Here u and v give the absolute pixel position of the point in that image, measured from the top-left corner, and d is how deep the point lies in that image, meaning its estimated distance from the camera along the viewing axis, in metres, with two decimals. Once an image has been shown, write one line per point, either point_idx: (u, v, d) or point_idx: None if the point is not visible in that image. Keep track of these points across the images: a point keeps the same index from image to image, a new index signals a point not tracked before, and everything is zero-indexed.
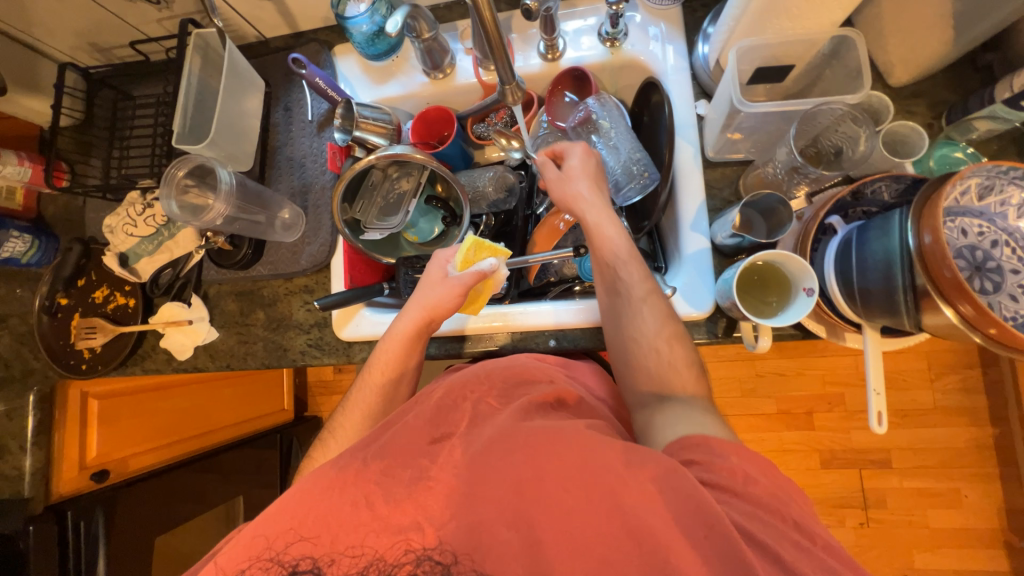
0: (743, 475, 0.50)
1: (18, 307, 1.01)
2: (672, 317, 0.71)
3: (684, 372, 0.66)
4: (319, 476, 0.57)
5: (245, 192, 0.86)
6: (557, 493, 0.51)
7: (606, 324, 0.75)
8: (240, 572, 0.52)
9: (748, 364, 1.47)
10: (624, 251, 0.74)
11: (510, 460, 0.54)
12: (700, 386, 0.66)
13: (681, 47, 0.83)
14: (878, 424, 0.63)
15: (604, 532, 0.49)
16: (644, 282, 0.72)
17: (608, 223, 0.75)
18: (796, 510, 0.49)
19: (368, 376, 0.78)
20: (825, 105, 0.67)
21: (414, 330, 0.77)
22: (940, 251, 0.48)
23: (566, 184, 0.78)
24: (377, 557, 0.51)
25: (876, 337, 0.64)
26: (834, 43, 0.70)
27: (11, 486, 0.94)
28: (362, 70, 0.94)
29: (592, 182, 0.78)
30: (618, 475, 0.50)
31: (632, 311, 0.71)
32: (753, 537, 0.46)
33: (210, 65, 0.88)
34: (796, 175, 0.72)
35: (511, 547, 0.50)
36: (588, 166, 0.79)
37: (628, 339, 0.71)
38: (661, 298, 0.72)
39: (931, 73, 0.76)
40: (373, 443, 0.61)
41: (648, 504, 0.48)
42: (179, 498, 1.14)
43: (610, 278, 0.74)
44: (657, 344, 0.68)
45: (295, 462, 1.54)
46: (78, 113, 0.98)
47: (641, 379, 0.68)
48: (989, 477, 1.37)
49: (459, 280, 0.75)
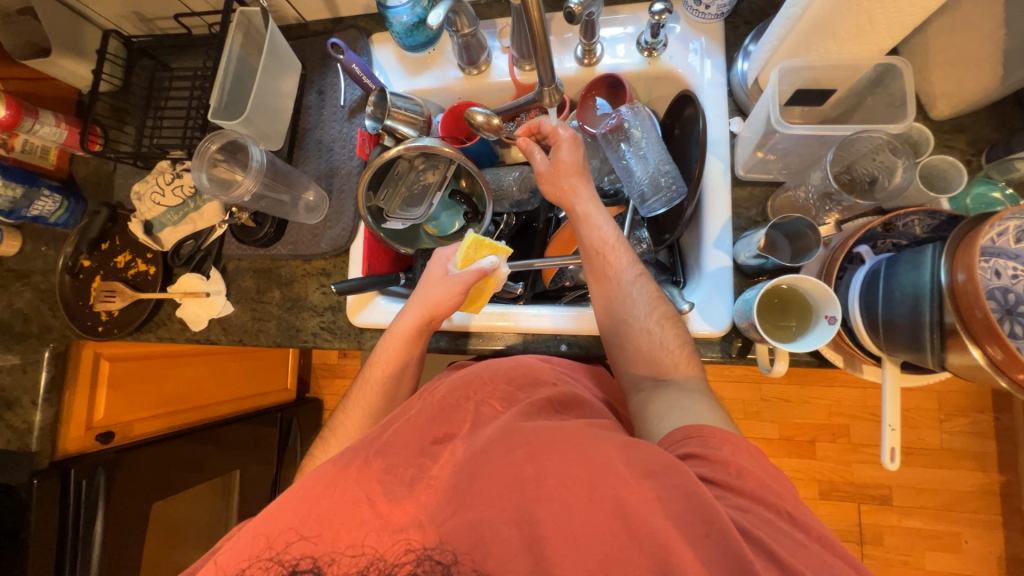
0: (737, 467, 0.52)
1: (42, 265, 1.03)
2: (661, 297, 0.73)
3: (676, 350, 0.69)
4: (322, 472, 0.57)
5: (274, 171, 0.87)
6: (556, 492, 0.51)
7: (597, 312, 0.76)
8: (240, 572, 0.53)
9: (754, 387, 1.45)
10: (613, 238, 0.76)
11: (509, 459, 0.54)
12: (692, 363, 0.68)
13: (720, 62, 0.83)
14: (890, 460, 0.62)
15: (605, 534, 0.48)
16: (633, 266, 0.75)
17: (596, 212, 0.77)
18: (788, 502, 0.50)
19: (370, 371, 0.78)
20: (866, 133, 0.66)
21: (415, 328, 0.77)
22: (974, 290, 0.47)
23: (558, 177, 0.79)
24: (377, 557, 0.52)
25: (895, 371, 0.63)
26: (879, 71, 0.69)
27: (19, 439, 0.95)
28: (398, 60, 0.95)
29: (583, 172, 0.79)
30: (618, 474, 0.50)
31: (624, 297, 0.73)
32: (748, 533, 0.46)
33: (250, 43, 0.89)
34: (828, 201, 0.72)
35: (512, 543, 0.50)
36: (577, 158, 0.78)
37: (621, 325, 0.72)
38: (650, 280, 0.74)
39: (974, 109, 0.75)
40: (375, 441, 0.61)
41: (647, 506, 0.48)
42: (180, 466, 1.15)
43: (600, 267, 0.76)
44: (648, 326, 0.70)
45: (293, 442, 1.56)
46: (117, 80, 1.00)
47: (636, 363, 0.70)
48: (991, 523, 1.34)
49: (459, 279, 0.75)
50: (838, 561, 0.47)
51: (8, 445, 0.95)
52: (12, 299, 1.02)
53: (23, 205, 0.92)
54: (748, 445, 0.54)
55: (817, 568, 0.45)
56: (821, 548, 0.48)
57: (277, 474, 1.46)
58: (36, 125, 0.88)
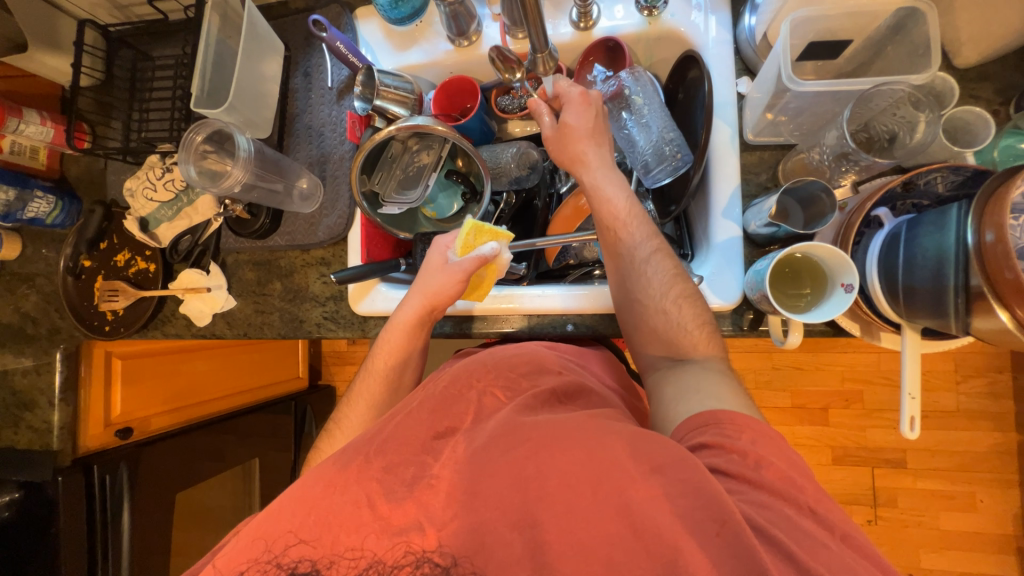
0: (755, 459, 0.51)
1: (44, 267, 1.02)
2: (680, 274, 0.70)
3: (695, 332, 0.67)
4: (322, 472, 0.57)
5: (263, 160, 0.84)
6: (561, 492, 0.50)
7: (612, 288, 0.74)
8: (240, 572, 0.52)
9: (765, 357, 1.43)
10: (624, 211, 0.73)
11: (512, 456, 0.54)
12: (712, 344, 0.66)
13: (725, 18, 0.77)
14: (910, 430, 0.61)
15: (610, 533, 0.48)
16: (649, 239, 0.72)
17: (607, 183, 0.74)
18: (811, 496, 0.49)
19: (373, 362, 0.78)
20: (885, 86, 0.61)
21: (417, 318, 0.76)
22: (1003, 250, 0.44)
23: (565, 143, 0.76)
24: (377, 560, 0.51)
25: (915, 338, 0.61)
26: (901, 16, 0.64)
27: (39, 438, 0.96)
28: (384, 35, 0.90)
29: (595, 137, 0.75)
30: (624, 469, 0.50)
31: (638, 273, 0.71)
32: (762, 531, 0.45)
33: (228, 25, 0.85)
34: (844, 162, 0.68)
35: (515, 548, 0.50)
36: (586, 120, 0.74)
37: (636, 303, 0.71)
38: (668, 257, 0.71)
39: (1001, 53, 0.69)
40: (374, 439, 0.60)
41: (653, 501, 0.48)
42: (201, 456, 1.18)
43: (613, 242, 0.74)
44: (666, 306, 0.68)
45: (309, 429, 1.58)
46: (100, 73, 0.96)
47: (652, 343, 0.69)
48: (1007, 482, 1.33)
49: (459, 267, 0.74)
50: (854, 555, 0.46)
51: (30, 445, 0.97)
52: (19, 302, 1.02)
53: (18, 207, 0.91)
54: (766, 433, 0.53)
55: (831, 563, 0.44)
56: (842, 545, 0.46)
57: (297, 461, 1.48)
58: (22, 125, 0.85)
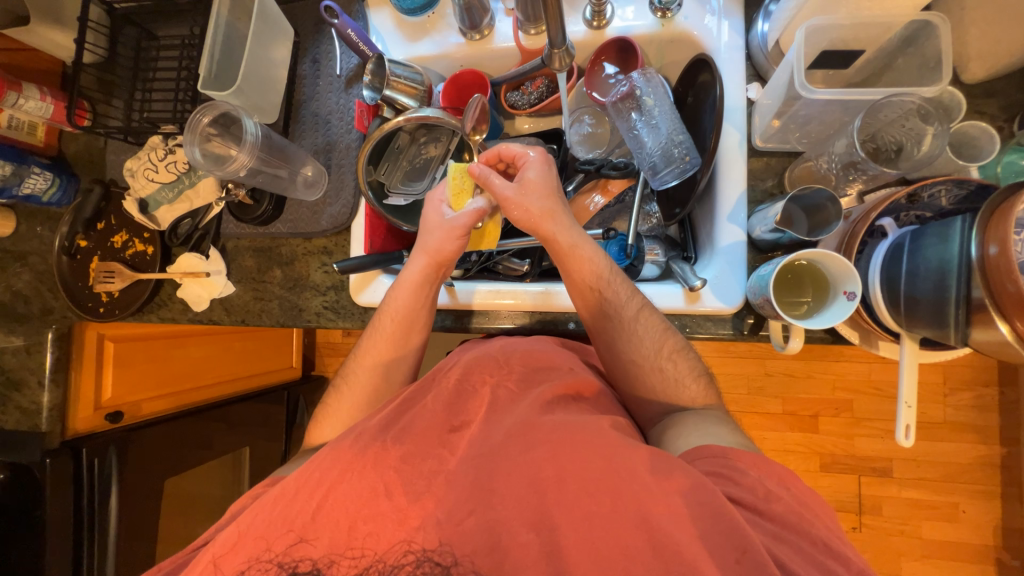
0: (765, 491, 0.52)
1: (38, 245, 1.01)
2: (669, 329, 0.71)
3: (693, 386, 0.68)
4: (334, 455, 0.59)
5: (269, 145, 0.83)
6: (579, 497, 0.53)
7: (599, 349, 0.74)
8: (240, 572, 0.55)
9: (759, 362, 1.45)
10: (607, 272, 0.71)
11: (530, 456, 0.57)
12: (709, 395, 0.69)
13: (738, 23, 0.78)
14: (905, 438, 0.62)
15: (625, 543, 0.50)
16: (632, 297, 0.71)
17: (582, 242, 0.71)
18: (822, 530, 0.50)
19: (379, 321, 0.78)
20: (896, 97, 0.62)
21: (423, 276, 0.76)
22: (1005, 263, 0.45)
23: (528, 202, 0.71)
24: (378, 559, 0.54)
25: (914, 348, 0.62)
26: (913, 29, 0.64)
27: (28, 419, 0.95)
28: (395, 26, 0.90)
29: (554, 195, 0.72)
30: (642, 482, 0.52)
31: (628, 333, 0.70)
32: (782, 564, 0.46)
33: (238, 7, 0.84)
34: (852, 170, 0.69)
35: (531, 549, 0.52)
36: (544, 178, 0.72)
37: (630, 363, 0.71)
38: (654, 312, 0.71)
39: (1008, 72, 0.70)
40: (391, 426, 0.63)
41: (674, 515, 0.50)
42: (189, 444, 1.16)
43: (596, 306, 0.71)
44: (660, 363, 0.69)
45: (300, 419, 1.57)
46: (102, 51, 0.93)
47: (652, 401, 0.70)
48: (988, 494, 1.36)
49: (457, 221, 0.74)
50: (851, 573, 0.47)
51: (17, 426, 0.96)
52: (10, 280, 1.00)
53: (13, 183, 0.89)
54: (773, 469, 0.54)
55: None
56: (840, 562, 0.48)
57: (286, 450, 1.49)
58: (21, 99, 0.83)
